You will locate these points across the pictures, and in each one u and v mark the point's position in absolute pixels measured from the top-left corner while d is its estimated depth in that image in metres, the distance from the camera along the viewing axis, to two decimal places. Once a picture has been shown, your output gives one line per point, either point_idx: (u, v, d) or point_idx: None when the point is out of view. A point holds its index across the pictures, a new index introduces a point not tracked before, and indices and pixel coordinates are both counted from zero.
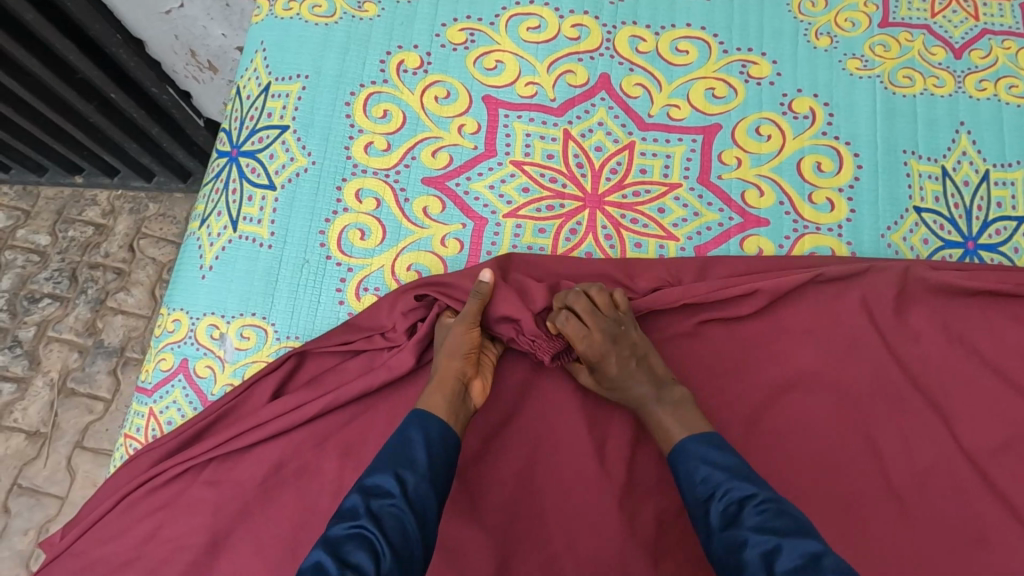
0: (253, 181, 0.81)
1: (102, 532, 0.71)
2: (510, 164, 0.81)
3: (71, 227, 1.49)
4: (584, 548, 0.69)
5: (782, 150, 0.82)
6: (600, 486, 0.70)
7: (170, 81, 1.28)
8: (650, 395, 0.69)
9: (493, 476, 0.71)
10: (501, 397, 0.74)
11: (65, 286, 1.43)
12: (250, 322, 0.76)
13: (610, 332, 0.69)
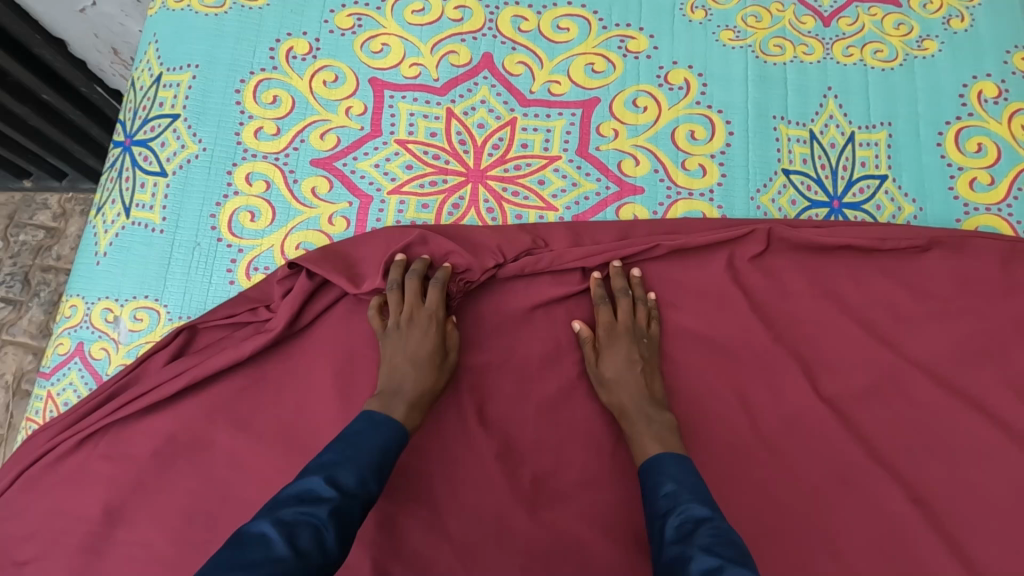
0: (145, 169, 0.83)
1: (5, 509, 0.74)
2: (394, 143, 0.84)
3: (22, 231, 1.50)
4: (464, 503, 0.72)
5: (658, 120, 0.85)
6: (480, 444, 0.73)
7: (96, 79, 1.31)
8: (641, 404, 0.70)
9: None
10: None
11: (17, 289, 1.45)
12: (142, 304, 0.79)
13: (633, 334, 0.74)
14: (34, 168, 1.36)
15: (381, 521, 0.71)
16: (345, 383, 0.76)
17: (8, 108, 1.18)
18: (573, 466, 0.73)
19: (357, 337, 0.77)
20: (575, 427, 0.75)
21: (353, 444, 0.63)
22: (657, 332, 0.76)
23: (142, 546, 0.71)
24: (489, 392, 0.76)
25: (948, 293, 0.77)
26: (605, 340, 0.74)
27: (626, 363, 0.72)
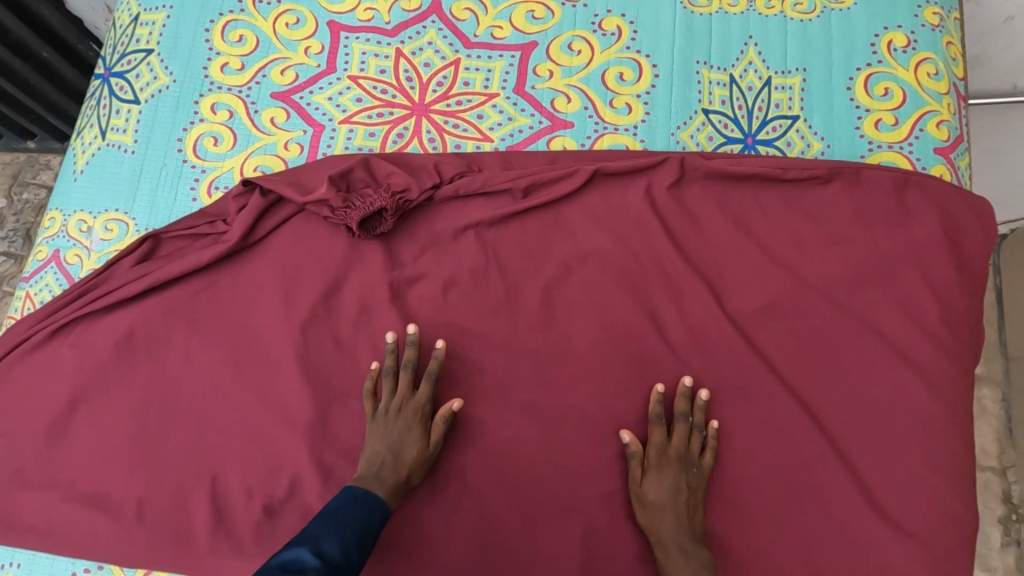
0: (121, 98, 0.92)
1: None
2: (347, 78, 0.91)
3: (26, 190, 1.66)
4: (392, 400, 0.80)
5: (590, 63, 0.92)
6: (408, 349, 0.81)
7: (92, 38, 1.40)
8: (677, 533, 0.72)
9: (317, 338, 0.82)
10: (326, 275, 0.84)
11: (20, 245, 1.61)
12: (114, 217, 0.87)
13: (684, 463, 0.75)
14: (36, 127, 1.46)
15: (319, 408, 0.80)
16: (291, 290, 0.84)
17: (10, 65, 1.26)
18: (492, 372, 0.82)
19: (303, 249, 0.84)
20: (498, 338, 0.83)
21: (333, 518, 0.65)
22: (710, 464, 0.77)
23: (105, 429, 0.80)
24: (421, 305, 0.84)
25: (847, 221, 0.84)
26: (653, 461, 0.76)
27: (671, 490, 0.74)
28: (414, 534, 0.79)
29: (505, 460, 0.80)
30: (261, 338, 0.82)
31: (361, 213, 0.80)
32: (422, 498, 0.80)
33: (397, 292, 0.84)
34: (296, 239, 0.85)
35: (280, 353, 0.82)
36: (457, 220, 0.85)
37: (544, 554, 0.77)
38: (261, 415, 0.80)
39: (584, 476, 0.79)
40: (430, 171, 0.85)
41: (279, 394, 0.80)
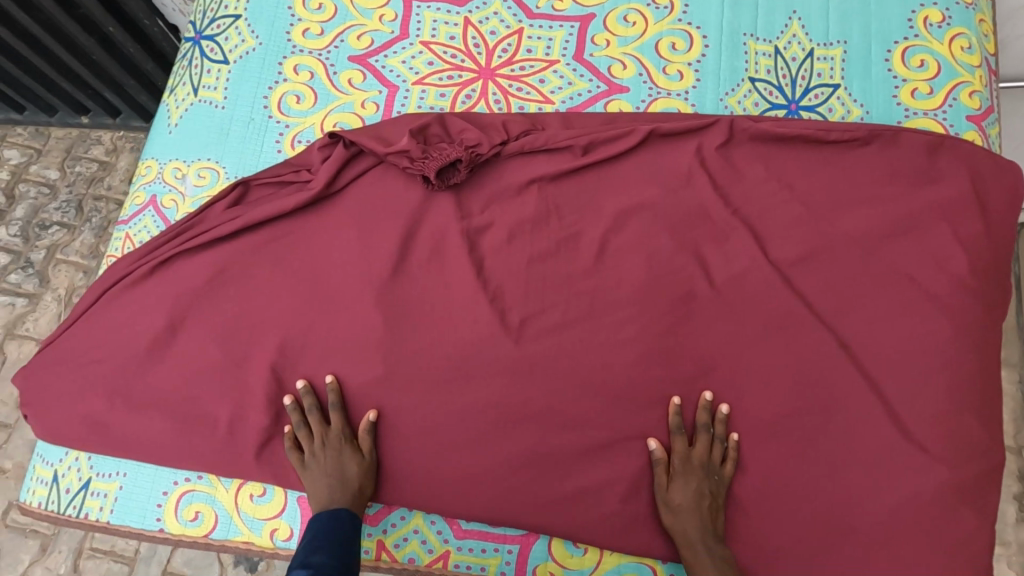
0: (211, 58, 0.99)
1: (91, 319, 0.92)
2: (419, 44, 0.99)
3: (77, 164, 2.12)
4: (461, 336, 0.87)
5: (644, 34, 0.99)
6: (476, 290, 0.88)
7: (161, 14, 1.54)
8: (705, 535, 0.79)
9: (392, 278, 0.90)
10: (399, 221, 0.91)
11: (71, 215, 2.05)
12: (206, 165, 0.95)
13: (707, 469, 0.82)
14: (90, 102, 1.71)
15: (395, 340, 0.87)
16: (368, 234, 0.91)
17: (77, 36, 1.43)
18: (552, 313, 0.88)
19: (380, 198, 0.92)
20: (558, 281, 0.90)
21: (314, 540, 0.76)
22: (729, 470, 0.84)
23: (201, 355, 0.88)
24: (488, 250, 0.91)
25: (884, 180, 0.90)
26: (676, 467, 0.82)
27: (694, 494, 0.80)
28: (478, 455, 0.85)
29: (563, 394, 0.85)
30: (341, 277, 0.90)
31: (438, 165, 0.87)
32: (484, 425, 0.85)
33: (465, 238, 0.91)
34: (373, 189, 0.92)
35: (358, 291, 0.89)
36: (522, 174, 0.92)
37: (600, 479, 0.84)
38: (342, 345, 0.87)
39: (638, 410, 0.85)
40: (498, 128, 0.92)
41: (358, 327, 0.88)
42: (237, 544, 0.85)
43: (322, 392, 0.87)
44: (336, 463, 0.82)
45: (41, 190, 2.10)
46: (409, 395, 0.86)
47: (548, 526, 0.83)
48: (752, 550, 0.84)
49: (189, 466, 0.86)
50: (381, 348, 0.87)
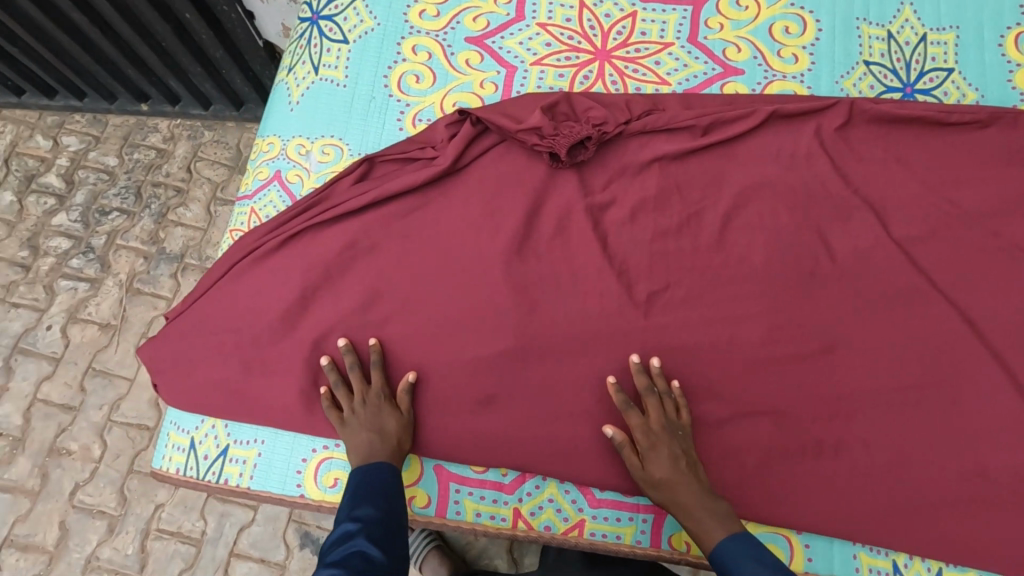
0: (330, 38, 1.01)
1: (219, 292, 0.93)
2: (536, 26, 1.01)
3: (137, 150, 2.17)
4: (589, 310, 0.91)
5: (757, 18, 1.00)
6: (603, 267, 0.92)
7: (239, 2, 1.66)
8: (705, 497, 0.80)
9: (518, 255, 0.92)
10: (524, 198, 0.93)
11: (132, 202, 2.10)
12: (330, 142, 0.97)
13: (671, 429, 0.84)
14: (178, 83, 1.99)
15: (526, 314, 0.91)
16: (493, 211, 0.93)
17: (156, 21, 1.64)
18: (676, 289, 0.92)
19: (505, 175, 0.94)
20: (681, 259, 0.92)
21: (362, 491, 0.80)
22: (688, 421, 0.86)
23: (335, 327, 0.90)
24: (612, 226, 0.93)
25: (1004, 161, 0.91)
26: (643, 445, 0.83)
27: (673, 461, 0.82)
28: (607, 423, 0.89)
29: (688, 366, 0.90)
30: (468, 253, 0.92)
31: (569, 141, 0.88)
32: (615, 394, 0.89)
33: (590, 214, 0.93)
34: (499, 166, 0.94)
35: (488, 265, 0.92)
36: (644, 153, 0.94)
37: (725, 446, 0.88)
38: (474, 319, 0.91)
39: (760, 381, 0.89)
40: (621, 108, 0.94)
41: (489, 301, 0.91)
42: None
43: (361, 355, 0.90)
44: (374, 420, 0.85)
45: (101, 177, 2.13)
46: (540, 364, 0.90)
47: None
48: (882, 522, 0.85)
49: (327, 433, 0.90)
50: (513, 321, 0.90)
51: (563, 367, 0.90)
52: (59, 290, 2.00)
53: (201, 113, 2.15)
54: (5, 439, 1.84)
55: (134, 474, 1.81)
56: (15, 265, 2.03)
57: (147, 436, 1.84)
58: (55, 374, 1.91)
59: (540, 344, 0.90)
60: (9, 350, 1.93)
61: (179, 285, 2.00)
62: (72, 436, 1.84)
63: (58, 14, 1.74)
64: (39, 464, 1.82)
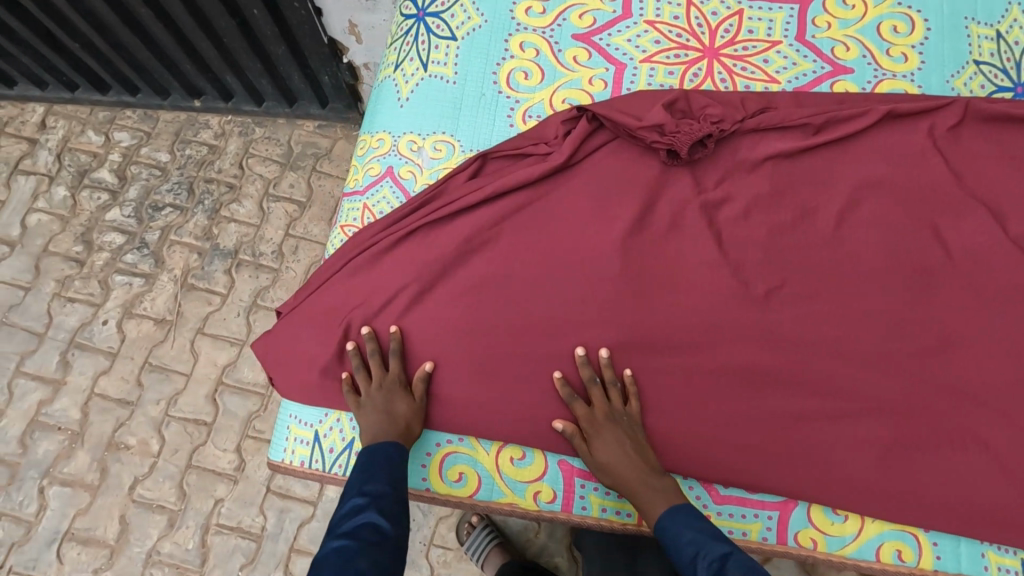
0: (438, 35, 1.02)
1: (336, 288, 0.94)
2: (643, 23, 1.01)
3: (188, 146, 2.17)
4: (705, 307, 0.92)
5: (865, 17, 1.00)
6: (718, 264, 0.92)
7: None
8: (640, 477, 0.85)
9: (633, 251, 0.93)
10: (640, 195, 0.93)
11: (184, 198, 2.11)
12: (441, 139, 0.97)
13: (613, 416, 0.88)
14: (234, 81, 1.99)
15: (643, 311, 0.92)
16: (608, 207, 0.93)
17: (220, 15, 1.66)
18: (791, 285, 0.93)
19: (619, 172, 0.94)
20: (796, 257, 0.93)
21: (369, 467, 0.83)
22: (637, 408, 0.89)
23: (452, 321, 0.92)
24: (726, 224, 0.94)
25: None
26: (593, 433, 0.87)
27: (614, 447, 0.86)
28: (723, 418, 0.91)
29: (804, 362, 0.91)
30: (584, 249, 0.93)
31: (689, 138, 0.89)
32: (730, 390, 0.91)
33: (704, 212, 0.94)
34: (612, 163, 0.94)
35: (604, 262, 0.92)
36: (759, 151, 0.94)
37: (844, 441, 0.89)
38: (591, 315, 0.91)
39: (879, 377, 0.90)
40: (735, 106, 0.94)
41: (606, 298, 0.92)
42: (502, 505, 0.92)
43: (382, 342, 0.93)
44: (387, 403, 0.88)
45: (154, 172, 2.14)
46: (654, 360, 0.92)
47: (798, 488, 0.88)
48: (1004, 518, 0.85)
49: (445, 424, 0.91)
50: (629, 316, 0.91)
51: (678, 362, 0.92)
52: (114, 286, 2.00)
53: (253, 109, 2.15)
54: (63, 433, 1.85)
55: (192, 469, 1.81)
56: (70, 260, 2.03)
57: (205, 431, 1.85)
58: (112, 369, 1.91)
59: (656, 340, 0.92)
60: (66, 344, 1.94)
61: (233, 281, 2.00)
62: (130, 431, 1.85)
63: (122, 10, 1.71)
64: (98, 458, 1.82)
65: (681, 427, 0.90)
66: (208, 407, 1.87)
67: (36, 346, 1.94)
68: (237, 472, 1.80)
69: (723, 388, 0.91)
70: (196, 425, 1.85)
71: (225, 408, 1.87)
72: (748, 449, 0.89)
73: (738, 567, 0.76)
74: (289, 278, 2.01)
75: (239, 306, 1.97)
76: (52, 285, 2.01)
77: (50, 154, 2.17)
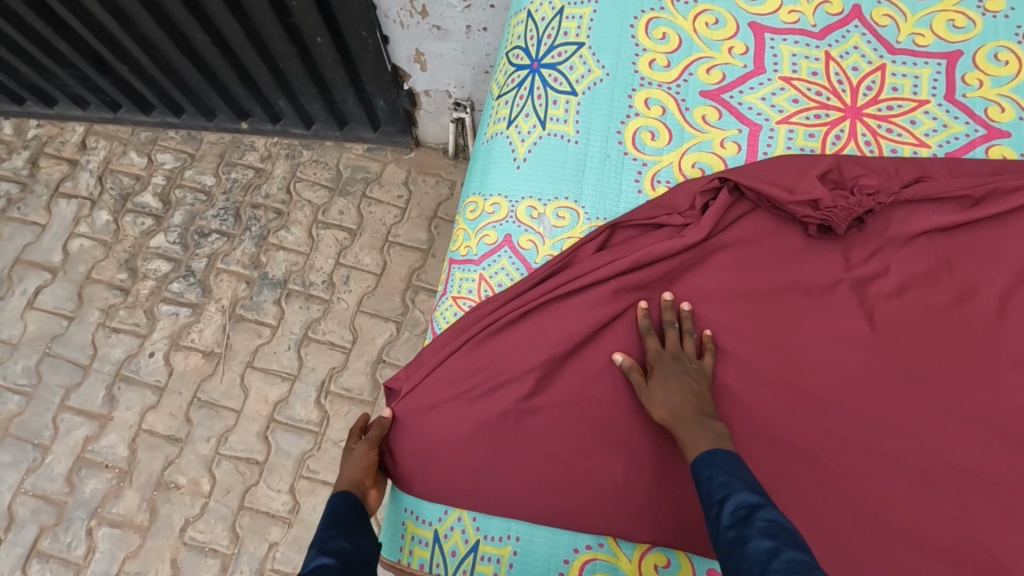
0: (556, 89, 0.99)
1: (467, 363, 0.94)
2: (779, 79, 0.96)
3: (234, 170, 2.10)
4: (846, 383, 0.91)
5: (1018, 74, 0.96)
6: (860, 343, 0.92)
7: (379, 26, 1.55)
8: (693, 414, 0.85)
9: (775, 328, 0.92)
10: (778, 272, 0.93)
11: (231, 223, 2.04)
12: (564, 205, 0.96)
13: (681, 360, 0.89)
14: (288, 105, 1.92)
15: (785, 389, 0.91)
16: (747, 284, 0.93)
17: (283, 41, 1.61)
18: (919, 369, 0.91)
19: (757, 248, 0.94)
20: (940, 335, 0.92)
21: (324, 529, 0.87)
22: (710, 364, 0.90)
23: (589, 394, 0.93)
24: (869, 300, 0.93)
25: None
26: (653, 369, 0.89)
27: (670, 383, 0.87)
28: (872, 503, 0.88)
29: (933, 450, 0.89)
30: (724, 326, 0.92)
31: (845, 212, 0.89)
32: (878, 474, 0.89)
33: (817, 295, 0.93)
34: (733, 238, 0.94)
35: (739, 337, 0.92)
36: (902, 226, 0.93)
37: (1001, 530, 0.86)
38: (728, 390, 0.91)
39: (1008, 468, 0.88)
40: (888, 175, 0.91)
41: (746, 374, 0.92)
42: None
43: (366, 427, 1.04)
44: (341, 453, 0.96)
45: (199, 197, 2.07)
46: (776, 443, 0.90)
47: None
48: None
49: (580, 501, 0.91)
50: (752, 399, 0.91)
51: (804, 450, 0.90)
52: (160, 315, 1.94)
53: (302, 133, 2.07)
54: (111, 471, 1.78)
55: (245, 510, 1.75)
56: (115, 288, 1.97)
57: (257, 471, 1.78)
58: (159, 404, 1.85)
59: (779, 424, 0.91)
60: (111, 377, 1.87)
61: (284, 311, 1.94)
62: (180, 469, 1.78)
63: (179, 36, 1.67)
64: (148, 497, 1.76)
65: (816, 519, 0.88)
66: (261, 445, 1.80)
67: (81, 378, 1.87)
68: (292, 514, 1.74)
69: (852, 478, 0.89)
70: (248, 464, 1.79)
71: (278, 446, 1.80)
72: (900, 534, 0.86)
73: (767, 520, 0.70)
74: (341, 310, 1.94)
75: (290, 338, 1.91)
76: (96, 314, 1.94)
77: (91, 176, 2.10)
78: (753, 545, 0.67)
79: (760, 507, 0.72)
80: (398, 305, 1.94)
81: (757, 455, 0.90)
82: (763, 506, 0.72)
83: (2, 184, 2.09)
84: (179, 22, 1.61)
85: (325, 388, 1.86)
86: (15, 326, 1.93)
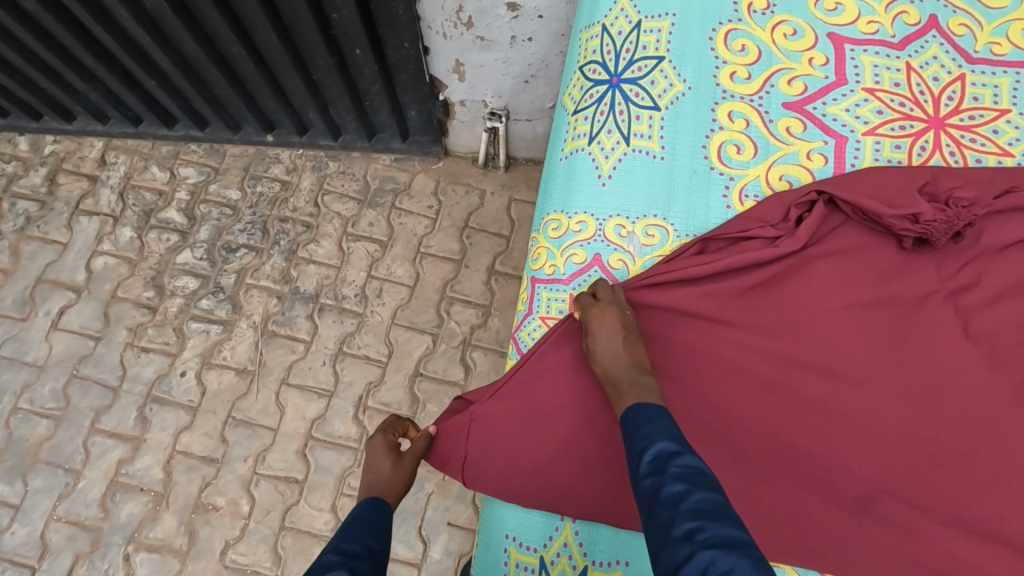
0: (639, 103, 1.10)
1: (578, 365, 1.02)
2: (862, 90, 1.08)
3: (259, 183, 2.06)
4: (926, 383, 0.99)
5: None
6: (939, 347, 1.00)
7: (421, 37, 1.56)
8: (630, 365, 0.91)
9: (859, 334, 1.01)
10: (858, 284, 1.02)
11: (259, 238, 2.00)
12: (653, 223, 1.06)
13: (616, 307, 0.97)
14: (319, 119, 1.91)
15: (873, 389, 0.99)
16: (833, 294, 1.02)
17: (320, 53, 1.59)
18: (969, 378, 0.99)
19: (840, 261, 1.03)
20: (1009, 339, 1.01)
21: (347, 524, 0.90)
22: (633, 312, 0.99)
23: (698, 401, 0.99)
24: (944, 308, 1.01)
25: None
26: (588, 322, 0.96)
27: (608, 333, 0.93)
28: (960, 498, 0.95)
29: (990, 451, 0.96)
30: (816, 329, 1.01)
31: (947, 224, 0.99)
32: (964, 471, 0.96)
33: (896, 305, 1.02)
34: (793, 257, 1.03)
35: (829, 342, 1.01)
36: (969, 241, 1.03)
37: None
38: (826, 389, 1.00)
39: None
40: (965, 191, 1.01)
41: (843, 376, 1.00)
42: None
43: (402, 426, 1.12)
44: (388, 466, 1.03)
45: (224, 212, 2.03)
46: (844, 447, 0.97)
47: None
48: None
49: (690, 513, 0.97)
50: (826, 410, 0.99)
51: (895, 448, 0.97)
52: (190, 333, 1.90)
53: (331, 144, 2.04)
54: (147, 494, 1.75)
55: (287, 530, 1.72)
56: (142, 306, 1.93)
57: (297, 489, 1.75)
58: (194, 424, 1.81)
59: (871, 424, 0.98)
60: (143, 399, 1.83)
61: (317, 326, 1.91)
62: (218, 490, 1.75)
63: (212, 47, 1.64)
64: (186, 520, 1.72)
65: (811, 535, 0.93)
66: (300, 463, 1.77)
67: (112, 400, 1.83)
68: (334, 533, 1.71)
69: (934, 478, 0.96)
70: (288, 483, 1.76)
71: (317, 464, 1.77)
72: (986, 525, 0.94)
73: (682, 466, 0.73)
74: (375, 323, 1.91)
75: (325, 354, 1.88)
76: (124, 334, 1.90)
77: (112, 193, 2.06)
78: (667, 491, 0.71)
79: (678, 455, 0.75)
80: (433, 317, 1.91)
81: (828, 459, 0.97)
82: (681, 454, 0.75)
83: (20, 203, 2.04)
84: (212, 32, 1.58)
85: (363, 404, 1.83)
86: (41, 348, 1.89)
